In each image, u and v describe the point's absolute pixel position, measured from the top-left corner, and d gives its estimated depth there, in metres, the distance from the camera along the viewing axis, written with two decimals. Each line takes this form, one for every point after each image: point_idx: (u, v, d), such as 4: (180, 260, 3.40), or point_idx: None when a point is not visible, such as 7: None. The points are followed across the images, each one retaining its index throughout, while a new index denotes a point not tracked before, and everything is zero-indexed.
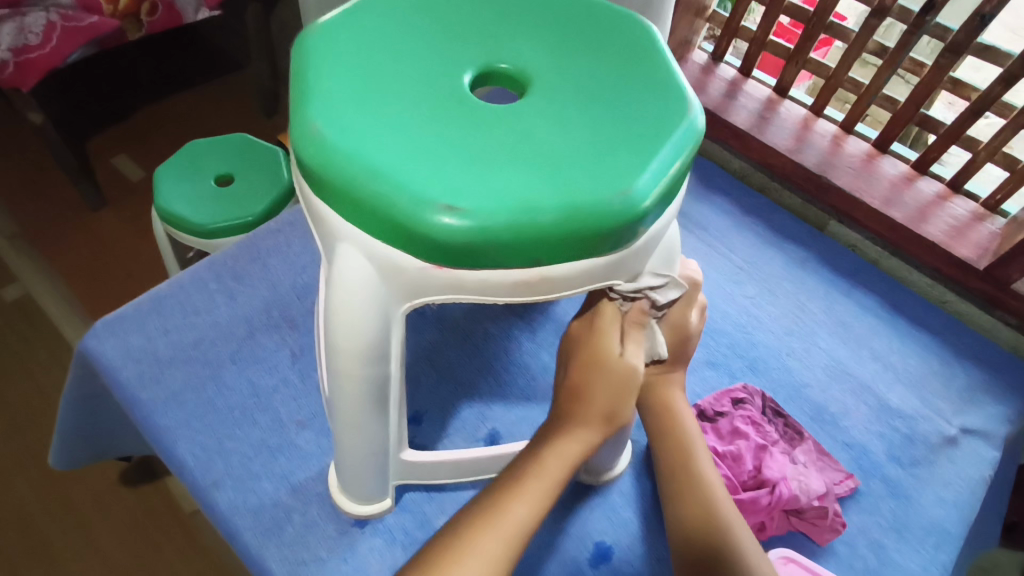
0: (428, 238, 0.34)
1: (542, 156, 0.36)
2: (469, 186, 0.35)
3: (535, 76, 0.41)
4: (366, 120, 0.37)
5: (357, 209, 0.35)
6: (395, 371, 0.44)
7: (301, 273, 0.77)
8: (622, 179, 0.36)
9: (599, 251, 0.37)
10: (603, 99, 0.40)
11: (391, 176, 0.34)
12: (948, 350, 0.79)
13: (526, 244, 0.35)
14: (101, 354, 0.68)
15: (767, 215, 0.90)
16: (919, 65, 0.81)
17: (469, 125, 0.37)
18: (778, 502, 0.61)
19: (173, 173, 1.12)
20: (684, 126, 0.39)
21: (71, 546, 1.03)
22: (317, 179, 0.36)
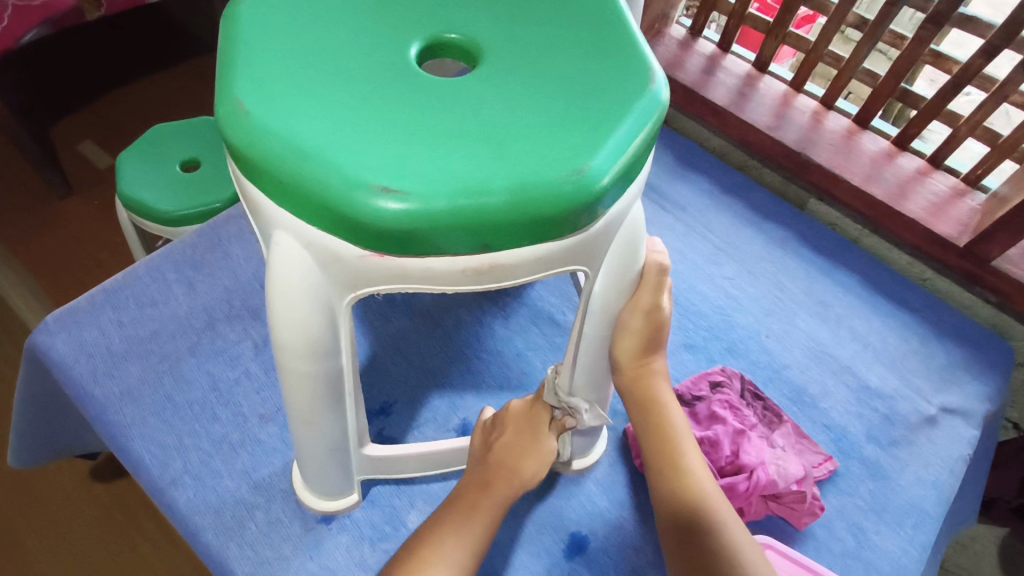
0: (364, 224, 0.31)
1: (490, 134, 0.34)
2: (408, 167, 0.32)
3: (486, 48, 0.38)
4: (298, 96, 0.34)
5: (287, 193, 0.32)
6: (348, 364, 0.42)
7: (264, 261, 0.74)
8: (577, 155, 0.33)
9: (555, 235, 0.34)
10: (558, 71, 0.37)
11: (322, 157, 0.31)
12: (928, 328, 0.78)
13: (472, 228, 0.32)
14: (53, 350, 0.65)
15: (746, 194, 0.88)
16: (900, 38, 0.78)
17: (412, 101, 0.34)
18: (755, 488, 0.59)
19: (135, 159, 1.08)
20: (646, 99, 0.36)
21: (41, 543, 1.00)
22: (244, 161, 0.33)
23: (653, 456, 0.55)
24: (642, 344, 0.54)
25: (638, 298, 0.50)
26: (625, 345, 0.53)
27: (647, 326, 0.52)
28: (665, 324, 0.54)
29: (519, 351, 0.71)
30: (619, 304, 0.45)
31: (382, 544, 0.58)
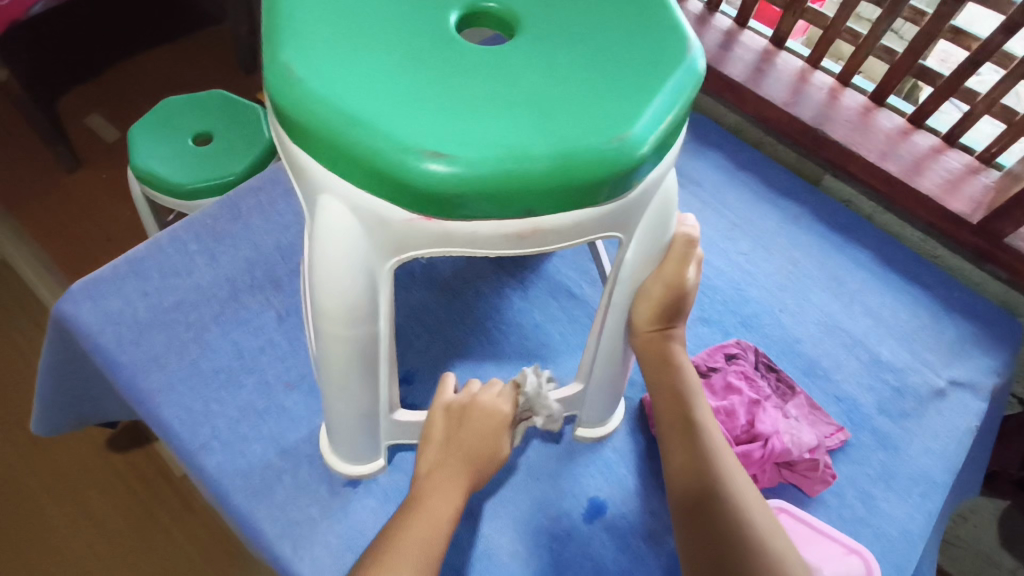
0: (413, 187, 0.32)
1: (535, 101, 0.34)
2: (457, 132, 0.32)
3: (524, 16, 0.39)
4: (341, 60, 0.34)
5: (335, 155, 0.33)
6: (385, 330, 0.43)
7: (285, 232, 0.75)
8: (620, 124, 0.34)
9: (596, 202, 0.35)
10: (597, 41, 0.38)
11: (371, 122, 0.32)
12: (938, 304, 0.79)
13: (518, 192, 0.33)
14: (78, 318, 0.65)
15: (761, 170, 0.88)
16: (920, 14, 0.77)
17: (456, 68, 0.35)
18: (770, 455, 0.61)
19: (148, 132, 1.08)
20: (684, 68, 0.37)
21: (63, 510, 1.03)
22: (292, 124, 0.34)
23: (666, 421, 0.56)
24: (659, 314, 0.53)
25: (662, 268, 0.51)
26: (643, 310, 0.52)
27: (670, 294, 0.52)
28: (689, 293, 0.54)
29: (537, 323, 0.72)
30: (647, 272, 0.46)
31: None
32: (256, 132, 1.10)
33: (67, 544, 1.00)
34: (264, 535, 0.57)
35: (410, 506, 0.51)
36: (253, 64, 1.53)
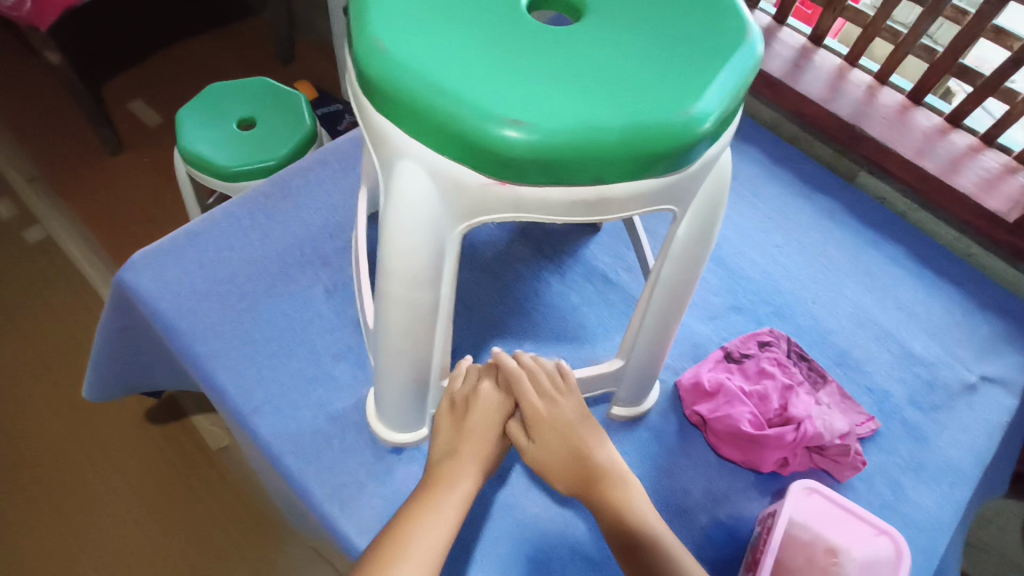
0: (493, 152, 0.35)
1: (603, 77, 0.37)
2: (533, 103, 0.35)
3: (592, 1, 0.41)
4: (426, 35, 0.37)
5: (420, 121, 0.36)
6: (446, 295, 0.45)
7: (333, 212, 0.77)
8: (683, 99, 0.37)
9: (657, 172, 0.38)
10: (660, 25, 0.40)
11: (456, 92, 0.35)
12: (971, 301, 0.80)
13: (589, 160, 0.36)
14: (139, 285, 0.69)
15: (796, 165, 0.90)
16: (962, 13, 0.78)
17: (531, 45, 0.38)
18: (802, 439, 0.62)
19: (195, 116, 1.11)
20: (743, 49, 0.39)
21: (105, 478, 1.07)
22: (380, 93, 0.37)
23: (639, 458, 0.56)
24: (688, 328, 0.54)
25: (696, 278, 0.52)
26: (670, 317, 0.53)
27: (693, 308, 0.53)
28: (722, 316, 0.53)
29: (574, 306, 0.74)
30: (697, 249, 0.48)
31: None
32: (299, 118, 1.13)
33: (110, 509, 1.04)
34: (312, 495, 0.60)
35: (426, 488, 0.52)
36: (291, 55, 1.57)
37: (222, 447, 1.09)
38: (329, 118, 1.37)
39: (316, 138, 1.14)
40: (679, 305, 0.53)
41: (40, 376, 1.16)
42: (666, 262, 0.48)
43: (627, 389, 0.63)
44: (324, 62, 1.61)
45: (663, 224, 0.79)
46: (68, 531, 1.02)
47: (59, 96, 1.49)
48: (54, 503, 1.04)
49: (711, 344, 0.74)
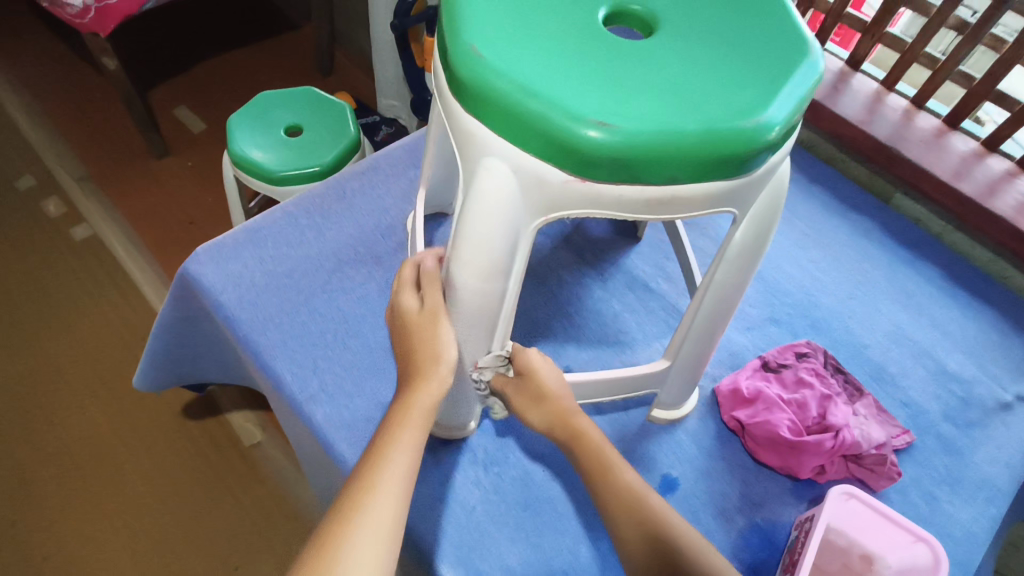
0: (577, 150, 0.38)
1: (678, 85, 0.40)
2: (616, 107, 0.38)
3: (664, 19, 0.45)
4: (515, 44, 0.41)
5: (509, 120, 0.39)
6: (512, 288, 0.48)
7: (386, 214, 0.81)
8: (754, 107, 0.39)
9: (727, 175, 0.40)
10: (728, 41, 0.43)
11: (546, 94, 0.38)
12: (1006, 322, 0.81)
13: (666, 160, 0.38)
14: (203, 277, 0.72)
15: (831, 185, 0.92)
16: (1000, 43, 0.81)
17: (612, 56, 0.41)
18: (840, 446, 0.64)
19: (245, 121, 1.15)
20: (808, 64, 0.42)
21: (140, 471, 1.05)
22: (472, 94, 0.40)
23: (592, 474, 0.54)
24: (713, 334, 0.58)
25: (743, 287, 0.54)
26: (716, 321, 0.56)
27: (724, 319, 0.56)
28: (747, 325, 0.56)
29: (616, 312, 0.76)
30: (753, 254, 0.50)
31: (493, 468, 0.64)
32: (343, 126, 1.17)
33: (142, 503, 1.03)
34: None
35: (371, 457, 0.46)
36: (332, 66, 1.61)
37: (256, 443, 1.09)
38: (368, 129, 1.41)
39: (359, 146, 1.17)
40: (729, 309, 0.55)
41: (80, 368, 1.16)
42: (721, 265, 0.50)
43: (668, 391, 0.65)
44: (361, 75, 1.66)
45: (703, 237, 0.81)
46: (102, 526, 1.00)
47: (108, 100, 1.52)
48: (88, 497, 1.03)
49: (748, 353, 0.76)
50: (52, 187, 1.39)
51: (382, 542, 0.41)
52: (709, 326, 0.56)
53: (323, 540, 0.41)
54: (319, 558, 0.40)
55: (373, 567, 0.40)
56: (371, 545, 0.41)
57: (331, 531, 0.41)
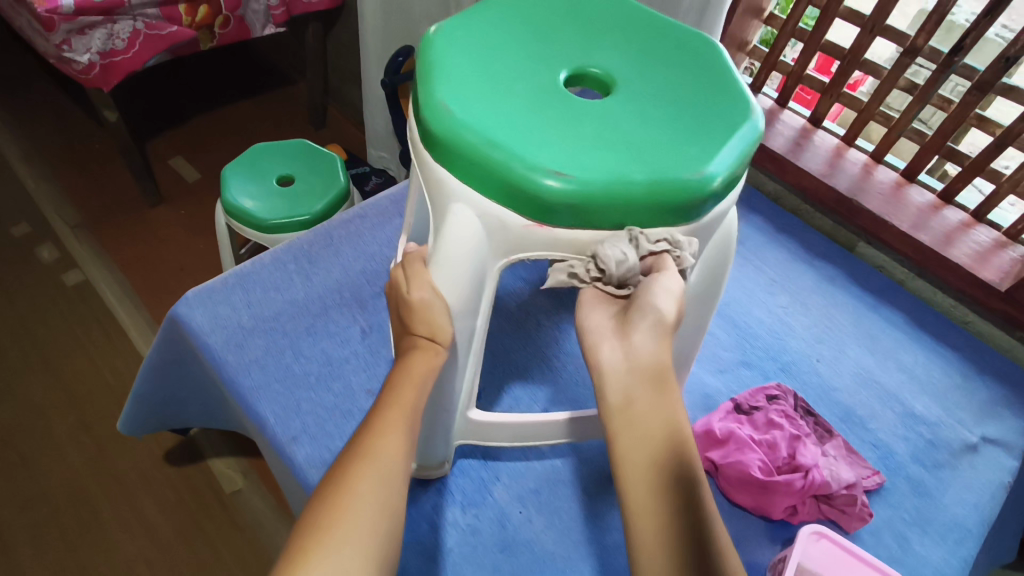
0: (536, 198, 0.42)
1: (629, 142, 0.44)
2: (571, 160, 0.42)
3: (620, 82, 0.49)
4: (482, 102, 0.45)
5: (476, 170, 0.43)
6: (480, 327, 0.51)
7: (371, 259, 0.84)
8: (697, 162, 0.43)
9: (676, 221, 0.44)
10: (678, 102, 0.48)
11: (507, 147, 0.42)
12: (970, 366, 0.84)
13: (615, 208, 0.42)
14: (191, 320, 0.74)
15: (799, 235, 0.96)
16: (947, 102, 0.88)
17: (570, 114, 0.45)
18: (810, 486, 0.65)
19: (238, 171, 1.19)
20: (749, 124, 0.46)
21: (117, 519, 1.04)
22: (443, 147, 0.44)
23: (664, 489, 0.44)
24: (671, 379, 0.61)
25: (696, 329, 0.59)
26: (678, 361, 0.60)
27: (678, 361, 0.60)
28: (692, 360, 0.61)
29: None
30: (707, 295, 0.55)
31: (470, 509, 0.65)
32: (333, 177, 1.21)
33: (118, 550, 1.01)
34: None
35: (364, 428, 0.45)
36: (324, 120, 1.68)
37: (236, 490, 1.08)
38: (357, 179, 1.46)
39: (348, 196, 1.21)
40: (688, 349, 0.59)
41: (64, 413, 1.15)
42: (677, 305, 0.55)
43: None
44: (352, 129, 1.73)
45: None
46: None
47: (107, 151, 1.57)
48: (63, 545, 1.01)
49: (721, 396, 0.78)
50: (47, 234, 1.42)
51: (389, 492, 0.41)
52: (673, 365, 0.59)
53: (332, 489, 0.41)
54: (330, 506, 0.39)
55: (378, 521, 0.39)
56: (377, 494, 0.41)
57: (338, 483, 0.41)
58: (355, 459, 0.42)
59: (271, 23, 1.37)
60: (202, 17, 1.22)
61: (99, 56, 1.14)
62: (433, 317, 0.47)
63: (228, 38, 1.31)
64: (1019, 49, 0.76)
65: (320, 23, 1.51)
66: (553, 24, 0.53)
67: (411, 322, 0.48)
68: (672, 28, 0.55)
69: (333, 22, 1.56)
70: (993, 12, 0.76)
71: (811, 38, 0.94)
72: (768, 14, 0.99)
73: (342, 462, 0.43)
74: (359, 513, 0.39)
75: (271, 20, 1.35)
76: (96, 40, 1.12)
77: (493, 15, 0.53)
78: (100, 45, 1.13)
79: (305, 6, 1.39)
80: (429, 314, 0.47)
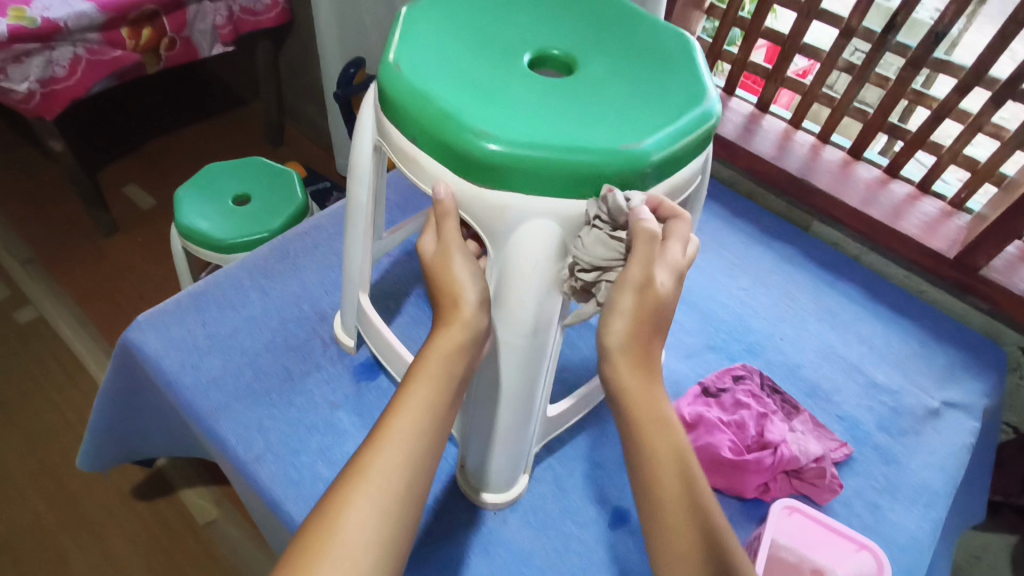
0: (459, 149, 0.45)
1: (560, 117, 0.46)
2: (496, 118, 0.45)
3: (583, 61, 0.52)
4: (433, 66, 0.48)
5: (417, 125, 0.46)
6: (365, 203, 0.60)
7: (329, 270, 0.83)
8: (621, 141, 0.45)
9: (675, 170, 0.49)
10: (633, 86, 0.50)
11: (438, 97, 0.46)
12: (927, 334, 0.86)
13: (524, 172, 0.44)
14: (144, 344, 0.72)
15: (755, 218, 0.98)
16: (885, 80, 0.91)
17: (515, 84, 0.49)
18: (780, 462, 0.66)
19: (192, 193, 1.16)
20: (695, 115, 0.48)
21: (85, 560, 1.00)
22: (392, 101, 0.48)
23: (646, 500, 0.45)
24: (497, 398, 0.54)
25: (533, 361, 0.52)
26: (497, 379, 0.53)
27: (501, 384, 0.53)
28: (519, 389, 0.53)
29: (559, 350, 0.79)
30: (509, 299, 0.48)
31: (443, 514, 0.64)
32: (291, 193, 1.19)
33: None
34: None
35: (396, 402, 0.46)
36: (281, 138, 1.66)
37: (210, 520, 1.05)
38: (318, 195, 1.45)
39: (307, 210, 1.20)
40: (508, 372, 0.52)
41: (23, 455, 1.11)
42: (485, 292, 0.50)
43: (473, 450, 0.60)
44: (311, 145, 1.71)
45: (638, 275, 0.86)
46: None
47: (56, 183, 1.52)
48: None
49: (688, 380, 0.78)
50: None
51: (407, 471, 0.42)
52: (492, 380, 0.53)
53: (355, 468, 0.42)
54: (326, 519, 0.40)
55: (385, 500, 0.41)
56: (366, 522, 0.40)
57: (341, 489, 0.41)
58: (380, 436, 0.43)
59: (218, 43, 1.35)
60: (146, 40, 1.20)
61: (39, 84, 1.11)
62: (456, 275, 0.49)
63: (174, 59, 1.28)
64: (946, 24, 0.79)
65: (269, 39, 1.50)
66: (533, 11, 0.57)
67: (439, 292, 0.50)
68: (658, 25, 0.57)
69: (283, 38, 1.54)
70: None
71: (751, 25, 0.96)
72: (708, 5, 1.01)
73: (344, 473, 0.42)
74: (346, 549, 0.39)
75: (218, 39, 1.33)
76: (35, 69, 1.08)
77: None
78: (39, 73, 1.10)
79: (252, 24, 1.38)
80: (453, 271, 0.49)
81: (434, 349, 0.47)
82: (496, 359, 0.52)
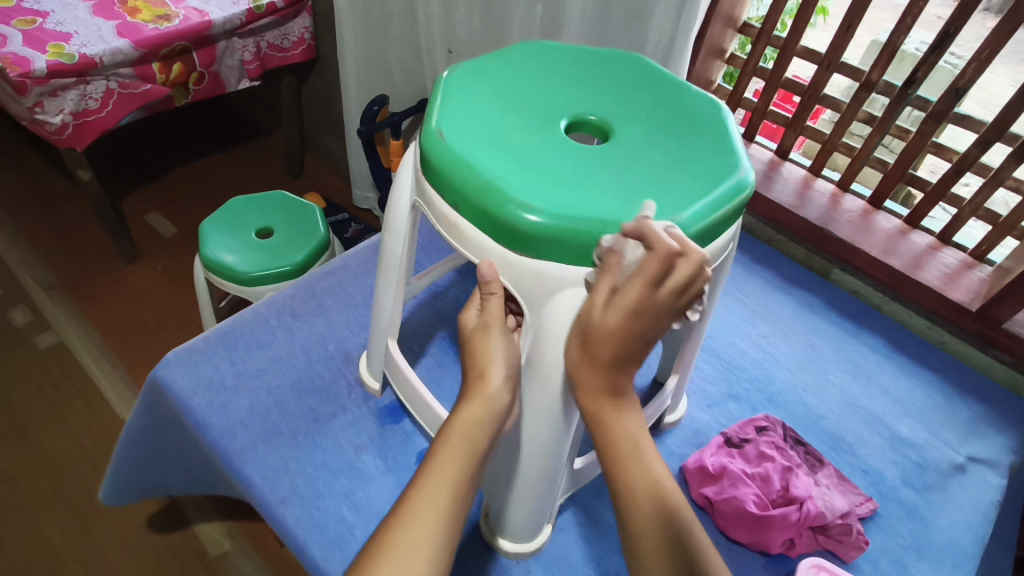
0: (500, 219, 0.46)
1: (599, 188, 0.48)
2: (537, 189, 0.46)
3: (618, 128, 0.54)
4: (476, 135, 0.50)
5: (459, 193, 0.48)
6: (400, 255, 0.61)
7: (356, 311, 0.84)
8: (658, 213, 0.46)
9: (710, 240, 0.50)
10: (668, 154, 0.52)
11: (481, 167, 0.47)
12: (950, 386, 0.86)
13: (566, 243, 0.45)
14: (174, 383, 0.73)
15: (775, 265, 0.99)
16: (905, 132, 0.92)
17: (554, 153, 0.50)
18: (806, 518, 0.65)
19: (216, 226, 1.18)
20: (730, 186, 0.49)
21: None
22: (435, 168, 0.49)
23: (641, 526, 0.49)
24: (524, 458, 0.54)
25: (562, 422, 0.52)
26: (528, 439, 0.53)
27: (530, 442, 0.53)
28: (546, 450, 0.53)
29: None
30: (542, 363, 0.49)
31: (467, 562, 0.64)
32: (313, 227, 1.21)
33: None
34: None
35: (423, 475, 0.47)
36: (301, 168, 1.69)
37: (223, 552, 1.05)
38: (337, 227, 1.48)
39: (328, 245, 1.22)
40: (538, 433, 0.52)
41: (38, 482, 1.11)
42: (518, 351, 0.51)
43: (497, 507, 0.61)
44: (330, 177, 1.74)
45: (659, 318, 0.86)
46: None
47: (81, 210, 1.55)
48: None
49: (711, 430, 0.78)
50: (19, 297, 1.39)
51: (433, 546, 0.43)
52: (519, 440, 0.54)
53: (380, 543, 0.43)
54: None
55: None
56: None
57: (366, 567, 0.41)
58: (406, 510, 0.44)
59: (245, 78, 1.39)
60: (176, 75, 1.23)
61: (72, 116, 1.14)
62: (487, 350, 0.53)
63: (201, 93, 1.32)
64: (967, 81, 0.81)
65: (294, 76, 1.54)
66: (568, 77, 0.59)
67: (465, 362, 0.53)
68: (689, 91, 0.59)
69: (306, 75, 1.59)
70: (939, 47, 0.80)
71: (772, 75, 0.98)
72: (729, 54, 1.03)
73: (367, 550, 0.42)
74: None
75: (245, 74, 1.36)
76: (69, 102, 1.11)
77: (520, 61, 0.59)
78: (73, 106, 1.13)
79: (278, 60, 1.42)
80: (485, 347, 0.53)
81: (459, 422, 0.50)
82: (525, 421, 0.52)
